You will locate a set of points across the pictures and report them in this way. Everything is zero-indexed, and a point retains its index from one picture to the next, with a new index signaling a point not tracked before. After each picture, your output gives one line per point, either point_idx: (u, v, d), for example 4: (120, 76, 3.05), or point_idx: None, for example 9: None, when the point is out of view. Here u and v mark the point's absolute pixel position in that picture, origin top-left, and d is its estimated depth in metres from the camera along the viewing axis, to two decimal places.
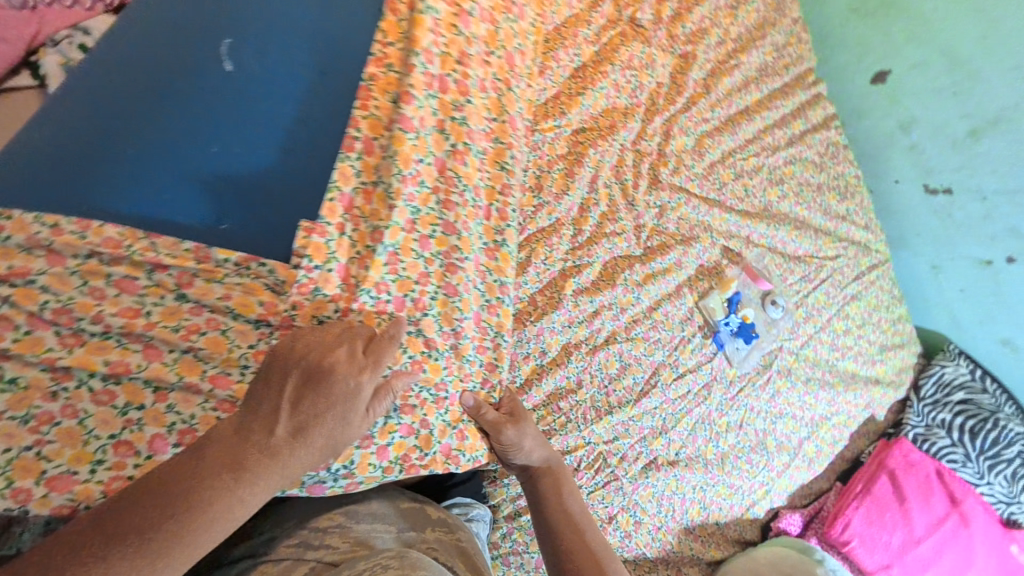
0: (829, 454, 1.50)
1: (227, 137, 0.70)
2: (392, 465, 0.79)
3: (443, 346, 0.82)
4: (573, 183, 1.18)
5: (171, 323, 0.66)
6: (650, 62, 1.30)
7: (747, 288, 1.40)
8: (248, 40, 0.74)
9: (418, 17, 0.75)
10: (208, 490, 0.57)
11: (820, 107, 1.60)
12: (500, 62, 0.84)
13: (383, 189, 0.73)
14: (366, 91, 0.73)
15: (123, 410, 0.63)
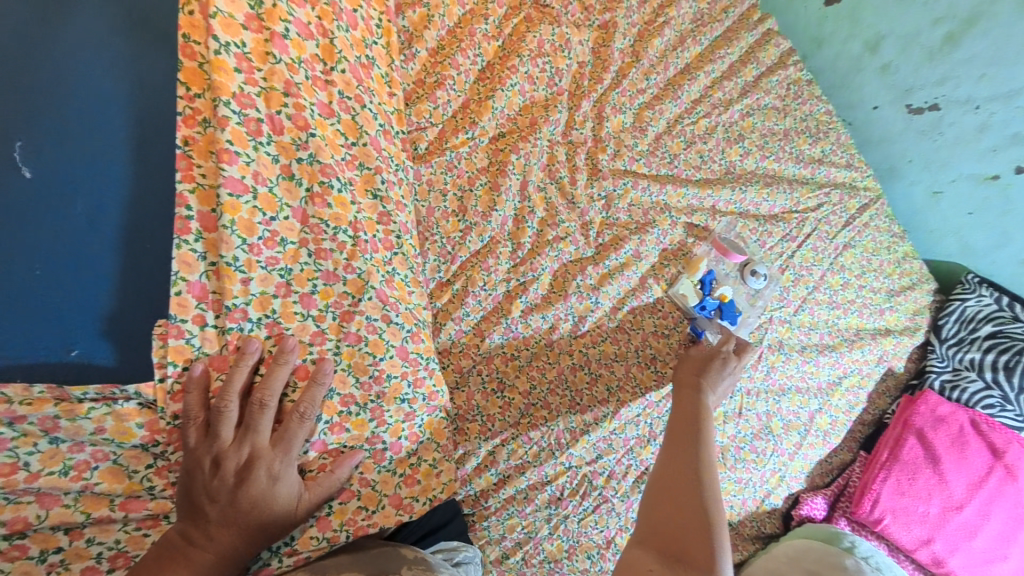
0: (845, 423, 1.39)
1: (47, 249, 0.60)
2: (338, 534, 0.74)
3: (365, 399, 0.75)
4: (500, 196, 1.06)
5: (55, 469, 0.58)
6: (564, 42, 1.14)
7: (720, 264, 1.25)
8: (35, 122, 0.60)
9: (216, 58, 0.63)
10: None
11: (772, 46, 1.44)
12: (345, 78, 0.75)
13: (229, 263, 0.64)
14: (187, 159, 0.64)
15: (41, 558, 0.58)
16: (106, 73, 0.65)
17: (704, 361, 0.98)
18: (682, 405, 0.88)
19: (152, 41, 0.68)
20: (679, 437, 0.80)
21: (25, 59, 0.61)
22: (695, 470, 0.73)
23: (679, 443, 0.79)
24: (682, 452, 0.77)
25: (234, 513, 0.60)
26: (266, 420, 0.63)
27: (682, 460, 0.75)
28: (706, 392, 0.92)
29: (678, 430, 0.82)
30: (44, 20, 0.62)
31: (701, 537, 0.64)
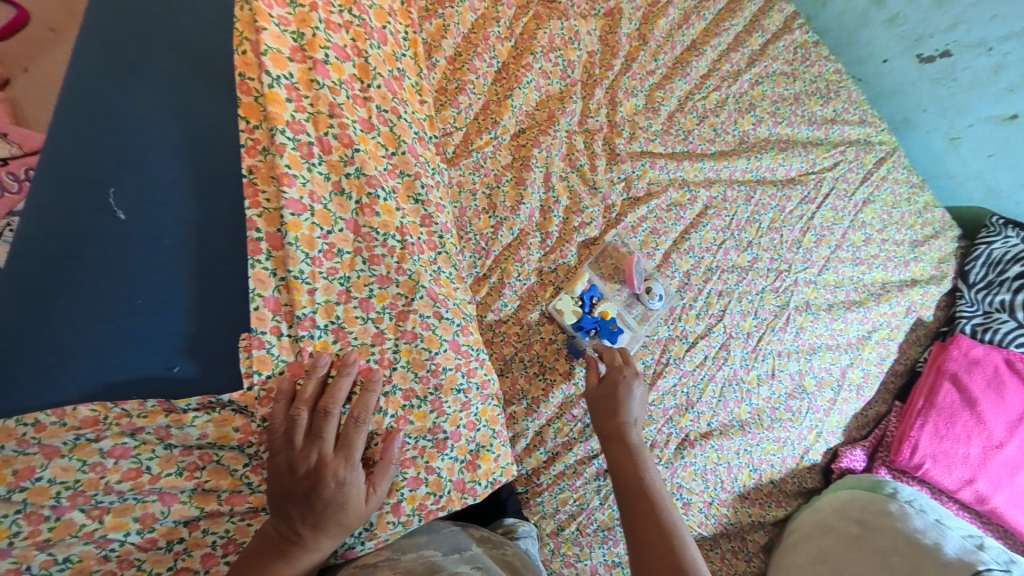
0: (878, 375, 1.41)
1: (139, 283, 0.65)
2: (411, 519, 0.76)
3: (424, 392, 0.78)
4: (526, 189, 1.12)
5: (172, 470, 0.65)
6: (573, 35, 1.19)
7: (609, 283, 1.18)
8: (120, 171, 0.66)
9: (270, 91, 0.69)
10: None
11: (776, 11, 1.44)
12: (381, 92, 0.78)
13: (297, 277, 0.69)
14: (251, 185, 0.69)
15: (168, 547, 0.64)
16: (174, 118, 0.70)
17: (610, 395, 0.98)
18: (620, 472, 0.90)
19: (210, 79, 0.73)
20: (638, 517, 0.82)
21: (109, 117, 0.67)
22: (666, 550, 0.77)
23: (642, 528, 0.81)
24: (646, 535, 0.80)
25: (310, 514, 0.63)
26: (331, 427, 0.65)
27: (651, 546, 0.78)
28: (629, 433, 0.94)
29: (631, 507, 0.84)
30: (121, 75, 0.69)
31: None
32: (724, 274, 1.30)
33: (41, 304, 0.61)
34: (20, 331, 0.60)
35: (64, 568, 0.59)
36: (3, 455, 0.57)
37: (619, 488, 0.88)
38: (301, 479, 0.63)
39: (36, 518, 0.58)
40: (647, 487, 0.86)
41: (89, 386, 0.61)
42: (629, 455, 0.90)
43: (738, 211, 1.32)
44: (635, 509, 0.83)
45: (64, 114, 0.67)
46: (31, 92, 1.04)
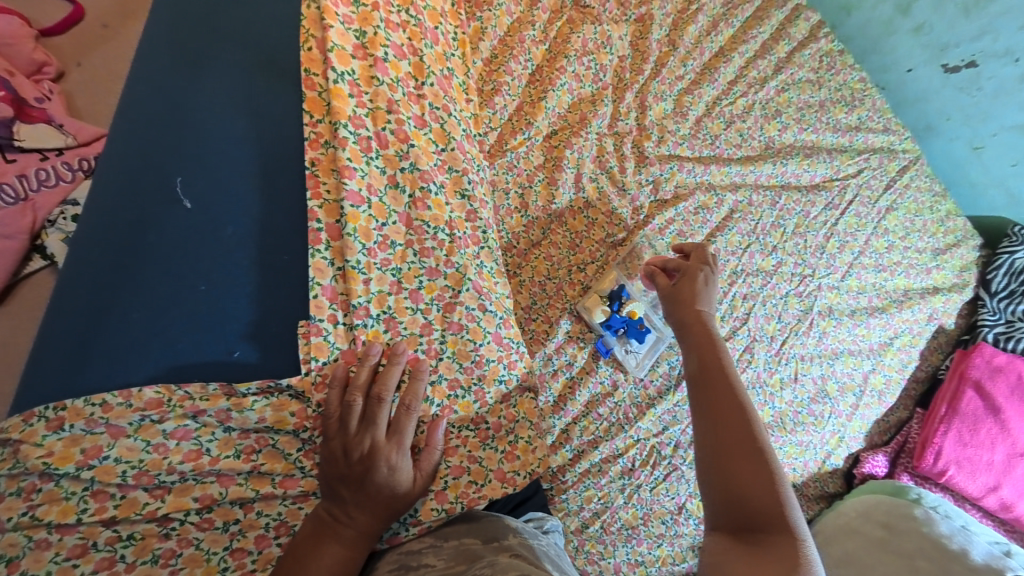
0: (900, 381, 1.42)
1: (206, 269, 0.69)
2: (454, 506, 0.79)
3: (468, 382, 0.81)
4: (558, 189, 1.14)
5: (230, 452, 0.67)
6: (606, 39, 1.21)
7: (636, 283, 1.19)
8: (192, 163, 0.71)
9: (334, 86, 0.71)
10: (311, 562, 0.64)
11: (803, 19, 1.46)
12: (434, 90, 0.80)
13: (354, 266, 0.72)
14: (313, 177, 0.71)
15: (224, 527, 0.67)
16: (242, 112, 0.74)
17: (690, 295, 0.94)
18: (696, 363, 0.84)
19: (273, 79, 0.76)
20: (715, 407, 0.77)
21: (185, 112, 0.72)
22: (748, 440, 0.72)
23: (721, 413, 0.75)
24: (725, 423, 0.74)
25: (363, 497, 0.67)
26: (384, 413, 0.68)
27: (729, 428, 0.73)
28: (707, 327, 0.89)
29: (710, 399, 0.78)
30: (194, 75, 0.74)
31: (775, 511, 0.65)
32: (749, 277, 1.31)
33: (116, 289, 0.66)
34: (100, 313, 0.65)
35: (129, 543, 0.63)
36: (73, 434, 0.62)
37: (696, 382, 0.82)
38: (355, 462, 0.66)
39: (102, 495, 0.63)
40: (729, 382, 0.80)
41: (161, 365, 0.65)
42: (711, 351, 0.84)
43: (763, 216, 1.34)
44: (711, 395, 0.78)
45: (140, 112, 0.72)
46: (85, 85, 1.06)
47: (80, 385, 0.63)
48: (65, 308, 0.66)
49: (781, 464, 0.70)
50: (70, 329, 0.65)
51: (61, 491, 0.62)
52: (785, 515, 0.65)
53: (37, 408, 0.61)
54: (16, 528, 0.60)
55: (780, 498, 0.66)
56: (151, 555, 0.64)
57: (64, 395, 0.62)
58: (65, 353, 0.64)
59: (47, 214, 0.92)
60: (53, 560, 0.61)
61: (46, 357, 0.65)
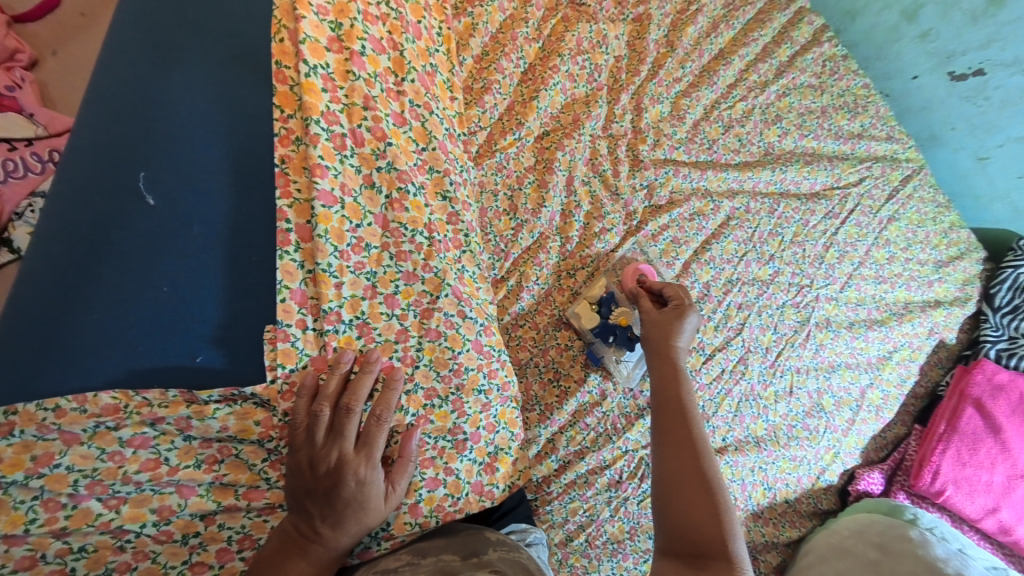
0: (898, 397, 1.38)
1: (170, 269, 0.65)
2: (429, 520, 0.76)
3: (446, 392, 0.78)
4: (549, 192, 1.11)
5: (190, 462, 0.64)
6: (601, 39, 1.18)
7: None
8: (158, 158, 0.67)
9: (306, 80, 0.68)
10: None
11: (806, 23, 1.42)
12: (415, 87, 0.77)
13: (325, 269, 0.68)
14: (283, 175, 0.68)
15: (183, 540, 0.64)
16: (214, 106, 0.71)
17: (667, 323, 0.95)
18: (661, 392, 0.87)
19: (249, 74, 0.74)
20: (672, 437, 0.80)
21: (153, 103, 0.69)
22: (699, 470, 0.75)
23: (677, 445, 0.78)
24: (680, 454, 0.77)
25: (331, 512, 0.63)
26: (352, 424, 0.65)
27: (681, 459, 0.76)
28: (677, 358, 0.91)
29: (670, 430, 0.81)
30: (162, 65, 0.71)
31: (718, 539, 0.67)
32: (745, 287, 1.28)
33: (72, 289, 0.63)
34: (53, 315, 0.62)
35: (81, 555, 0.60)
36: (24, 440, 0.58)
37: (657, 411, 0.85)
38: (321, 477, 0.63)
39: (53, 505, 0.59)
40: (688, 413, 0.83)
41: (119, 370, 0.62)
42: (674, 380, 0.87)
43: (761, 224, 1.31)
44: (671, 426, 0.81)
45: (106, 103, 0.69)
46: (61, 76, 1.03)
47: (27, 390, 0.59)
48: (15, 309, 0.62)
49: (730, 498, 0.72)
50: (16, 331, 0.61)
51: (9, 500, 0.58)
52: (728, 547, 0.66)
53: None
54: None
55: (724, 527, 0.68)
56: (105, 568, 0.61)
57: (13, 400, 0.58)
58: (10, 355, 0.60)
59: (13, 207, 0.89)
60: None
61: None
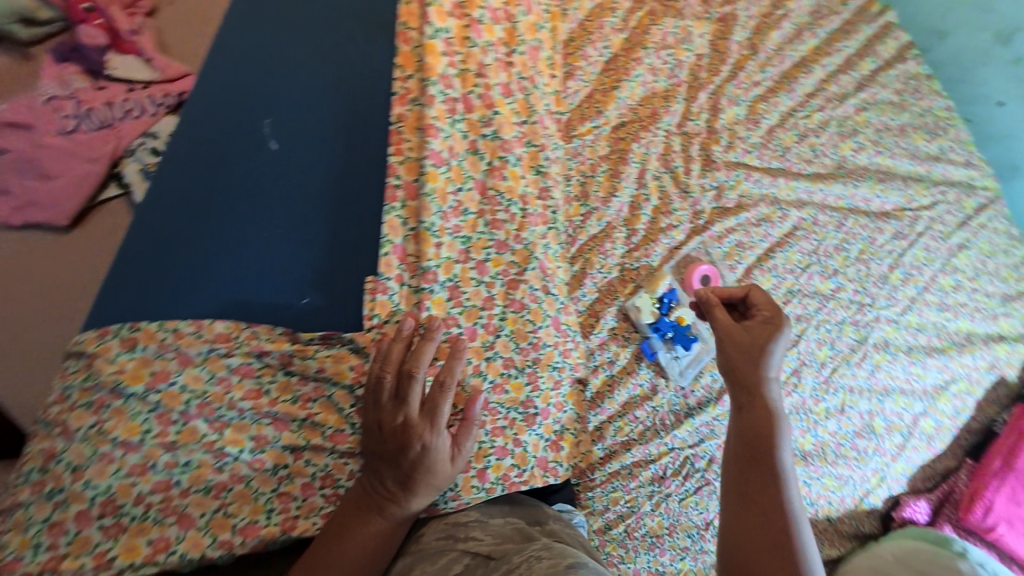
0: (951, 429, 1.35)
1: (284, 211, 0.71)
2: (494, 487, 0.78)
3: (523, 364, 0.80)
4: (621, 182, 1.12)
5: (288, 397, 0.68)
6: (686, 35, 1.20)
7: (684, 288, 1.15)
8: (283, 110, 0.74)
9: (429, 42, 0.73)
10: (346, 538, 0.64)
11: (891, 38, 1.40)
12: (523, 59, 0.82)
13: (427, 228, 0.72)
14: (398, 133, 0.73)
15: (274, 470, 0.67)
16: (336, 64, 0.76)
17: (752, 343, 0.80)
18: (741, 426, 0.77)
19: (370, 33, 0.78)
20: (750, 487, 0.72)
21: (283, 60, 0.76)
22: (779, 533, 0.67)
23: (754, 496, 0.71)
24: (757, 510, 0.69)
25: (398, 472, 0.65)
26: (415, 391, 0.64)
27: (759, 516, 0.69)
28: (764, 387, 0.78)
29: (749, 479, 0.72)
30: (294, 26, 0.78)
31: None
32: (805, 298, 1.26)
33: (202, 218, 0.70)
34: (183, 240, 0.69)
35: (185, 470, 0.64)
36: (144, 356, 0.65)
37: (733, 450, 0.76)
38: (389, 438, 0.65)
39: (166, 420, 0.64)
40: (772, 459, 0.72)
41: (235, 297, 0.68)
42: (758, 414, 0.76)
43: (827, 237, 1.29)
44: (750, 474, 0.72)
45: (242, 56, 0.76)
46: (174, 22, 1.04)
47: (160, 304, 0.67)
48: (149, 230, 0.69)
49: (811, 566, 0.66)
50: (153, 251, 0.69)
51: (129, 409, 0.63)
52: None
53: (112, 326, 0.65)
54: (85, 439, 0.62)
55: None
56: (205, 484, 0.64)
57: (141, 317, 0.66)
58: (148, 271, 0.68)
59: (128, 143, 0.92)
60: (115, 475, 0.62)
61: (128, 273, 0.68)
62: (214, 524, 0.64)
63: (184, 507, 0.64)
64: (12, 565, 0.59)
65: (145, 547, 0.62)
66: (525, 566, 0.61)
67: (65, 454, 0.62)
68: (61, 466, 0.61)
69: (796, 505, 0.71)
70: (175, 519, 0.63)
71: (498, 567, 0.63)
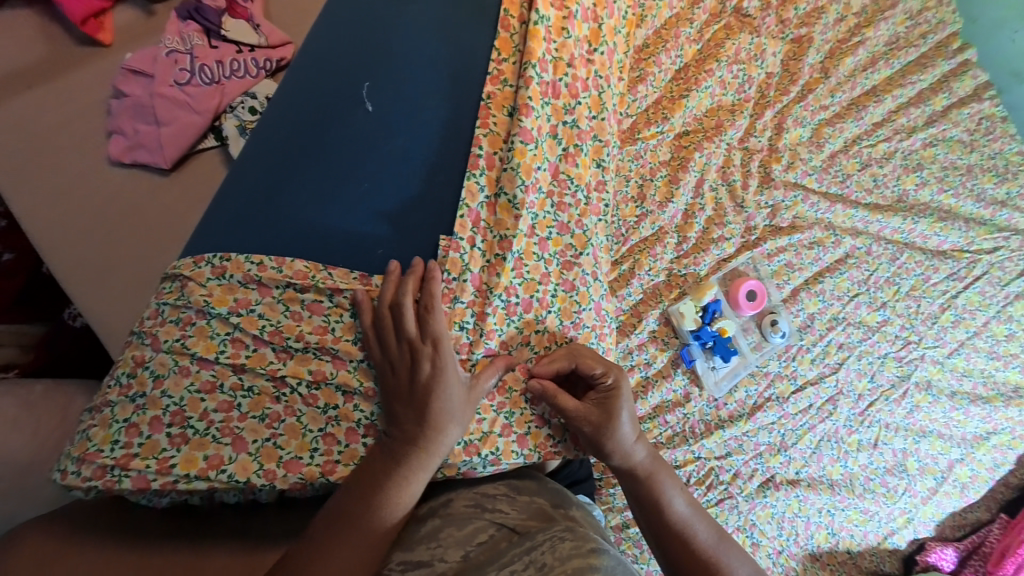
0: (987, 480, 1.32)
1: (371, 167, 0.78)
2: (532, 454, 0.83)
3: (563, 339, 0.85)
4: (678, 189, 1.13)
5: (350, 337, 0.74)
6: (759, 52, 1.18)
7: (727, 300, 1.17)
8: (380, 75, 0.80)
9: (534, 27, 0.80)
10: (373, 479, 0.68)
11: (970, 76, 1.36)
12: (603, 58, 0.88)
13: (508, 199, 0.79)
14: (486, 109, 0.80)
15: (324, 409, 0.73)
16: (435, 38, 0.82)
17: (603, 419, 0.80)
18: (639, 503, 0.82)
19: (472, 15, 0.84)
20: (676, 556, 0.78)
21: (385, 28, 0.82)
22: None
23: (683, 563, 0.77)
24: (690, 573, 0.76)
25: (413, 402, 0.69)
26: (409, 316, 0.69)
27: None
28: (637, 458, 0.82)
29: (671, 548, 0.78)
30: None
31: None
32: (849, 327, 1.25)
33: (299, 165, 0.78)
34: (282, 183, 0.77)
35: (248, 395, 0.72)
36: (230, 283, 0.73)
37: (647, 526, 0.81)
38: (401, 371, 0.70)
39: (239, 344, 0.72)
40: (677, 521, 0.79)
41: (319, 239, 0.76)
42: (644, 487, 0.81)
43: (879, 268, 1.27)
44: (669, 544, 0.79)
45: (350, 22, 0.83)
46: None
47: (255, 236, 0.75)
48: (255, 171, 0.79)
49: None
50: (255, 189, 0.78)
51: (209, 329, 0.72)
52: None
53: (206, 256, 0.74)
54: (168, 352, 0.72)
55: None
56: (261, 412, 0.72)
57: (231, 250, 0.74)
58: (247, 206, 0.77)
59: (230, 100, 1.00)
60: (188, 388, 0.71)
61: (233, 207, 0.77)
62: (262, 452, 0.71)
63: (239, 430, 0.71)
64: (92, 456, 0.68)
65: (201, 461, 0.69)
66: (547, 546, 0.64)
67: (152, 363, 0.72)
68: (146, 373, 0.71)
69: (707, 535, 0.80)
70: (230, 440, 0.70)
71: (521, 544, 0.66)
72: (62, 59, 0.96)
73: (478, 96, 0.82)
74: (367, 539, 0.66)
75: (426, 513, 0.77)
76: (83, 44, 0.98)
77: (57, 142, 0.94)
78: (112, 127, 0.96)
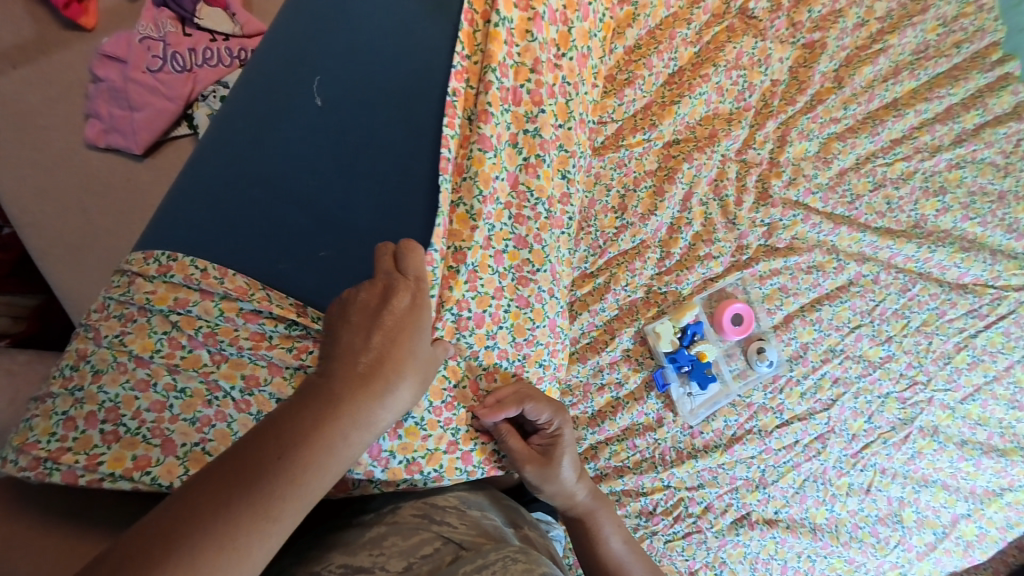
0: (997, 540, 1.19)
1: (319, 166, 0.76)
2: (475, 470, 0.79)
3: (515, 356, 0.81)
4: (663, 202, 1.06)
5: (286, 345, 0.71)
6: (764, 58, 1.10)
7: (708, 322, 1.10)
8: (334, 73, 0.78)
9: (494, 30, 0.77)
10: (308, 424, 0.54)
11: (1010, 91, 1.22)
12: (571, 64, 0.85)
13: (467, 210, 0.76)
14: (451, 107, 0.75)
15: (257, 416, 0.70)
16: (392, 36, 0.80)
17: (545, 460, 0.79)
18: (577, 537, 0.84)
19: (431, 11, 0.81)
20: None
21: (342, 25, 0.80)
22: None
23: None
24: None
25: (378, 339, 0.60)
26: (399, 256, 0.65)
27: None
28: (578, 498, 0.82)
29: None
30: None
31: None
32: (848, 361, 1.15)
33: (247, 161, 0.76)
34: (229, 179, 0.76)
35: (180, 396, 0.68)
36: (174, 282, 0.71)
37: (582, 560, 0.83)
38: (364, 302, 0.62)
39: (175, 343, 0.70)
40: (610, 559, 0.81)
41: (260, 238, 0.74)
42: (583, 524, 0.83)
43: (886, 299, 1.16)
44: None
45: (309, 19, 0.82)
46: None
47: (196, 233, 0.73)
48: (204, 166, 0.77)
49: None
50: (202, 185, 0.76)
51: (149, 326, 0.70)
52: None
53: (156, 252, 0.72)
54: (108, 347, 0.69)
55: None
56: (193, 415, 0.68)
57: (179, 249, 0.72)
58: (193, 202, 0.75)
59: (202, 89, 1.00)
60: (123, 385, 0.68)
61: (180, 203, 0.76)
62: (191, 457, 0.67)
63: (170, 432, 0.68)
64: (30, 446, 0.65)
65: (129, 461, 0.66)
66: (499, 566, 0.57)
67: (94, 357, 0.69)
68: (87, 367, 0.69)
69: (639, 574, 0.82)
70: (159, 441, 0.67)
71: (469, 561, 0.60)
72: (48, 41, 0.99)
73: (433, 94, 0.78)
74: (280, 504, 0.50)
75: (370, 520, 0.71)
76: (66, 27, 1.01)
77: (37, 122, 0.96)
78: (89, 110, 0.98)
